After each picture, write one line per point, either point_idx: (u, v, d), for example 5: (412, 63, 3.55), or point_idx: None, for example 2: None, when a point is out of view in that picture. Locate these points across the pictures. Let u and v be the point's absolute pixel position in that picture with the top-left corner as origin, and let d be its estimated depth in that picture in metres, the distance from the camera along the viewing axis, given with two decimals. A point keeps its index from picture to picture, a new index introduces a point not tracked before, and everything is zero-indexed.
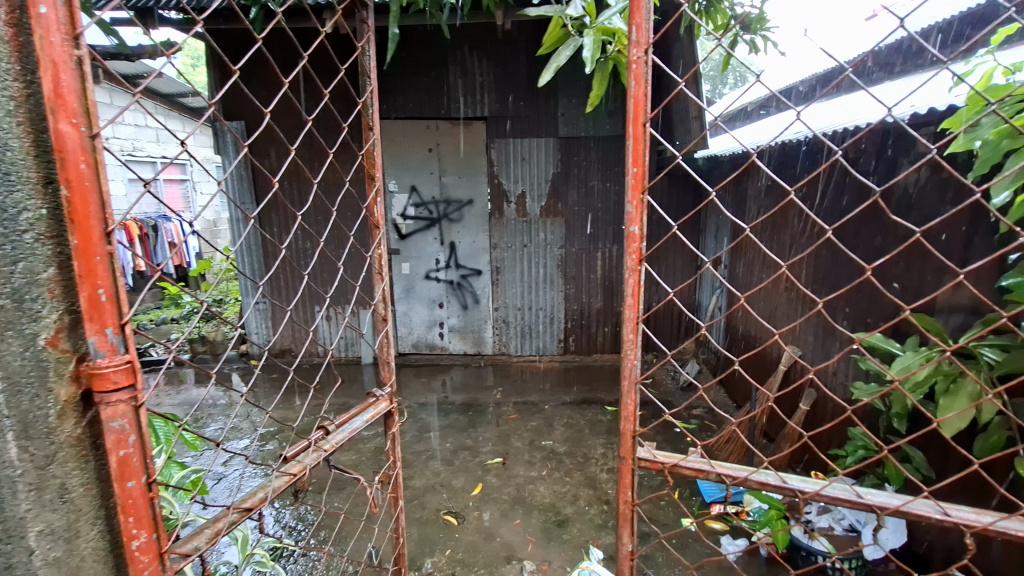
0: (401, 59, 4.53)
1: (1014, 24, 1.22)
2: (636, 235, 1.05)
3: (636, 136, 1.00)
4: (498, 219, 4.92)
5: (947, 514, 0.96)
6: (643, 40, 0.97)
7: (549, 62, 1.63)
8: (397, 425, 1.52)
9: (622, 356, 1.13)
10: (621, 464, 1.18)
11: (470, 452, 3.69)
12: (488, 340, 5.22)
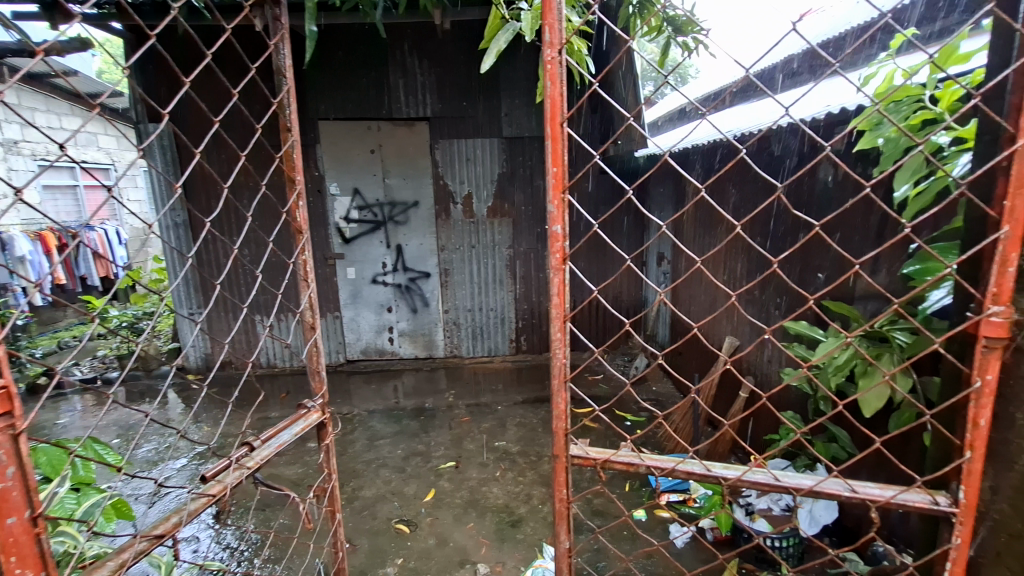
0: (338, 58, 4.41)
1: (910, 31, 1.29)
2: (559, 234, 1.05)
3: (554, 136, 1.01)
4: (444, 221, 4.88)
5: (855, 491, 1.01)
6: (556, 40, 0.97)
7: (489, 48, 1.56)
8: (331, 436, 1.47)
9: (551, 355, 1.13)
10: (555, 462, 1.18)
11: (423, 457, 3.63)
12: (440, 344, 5.13)
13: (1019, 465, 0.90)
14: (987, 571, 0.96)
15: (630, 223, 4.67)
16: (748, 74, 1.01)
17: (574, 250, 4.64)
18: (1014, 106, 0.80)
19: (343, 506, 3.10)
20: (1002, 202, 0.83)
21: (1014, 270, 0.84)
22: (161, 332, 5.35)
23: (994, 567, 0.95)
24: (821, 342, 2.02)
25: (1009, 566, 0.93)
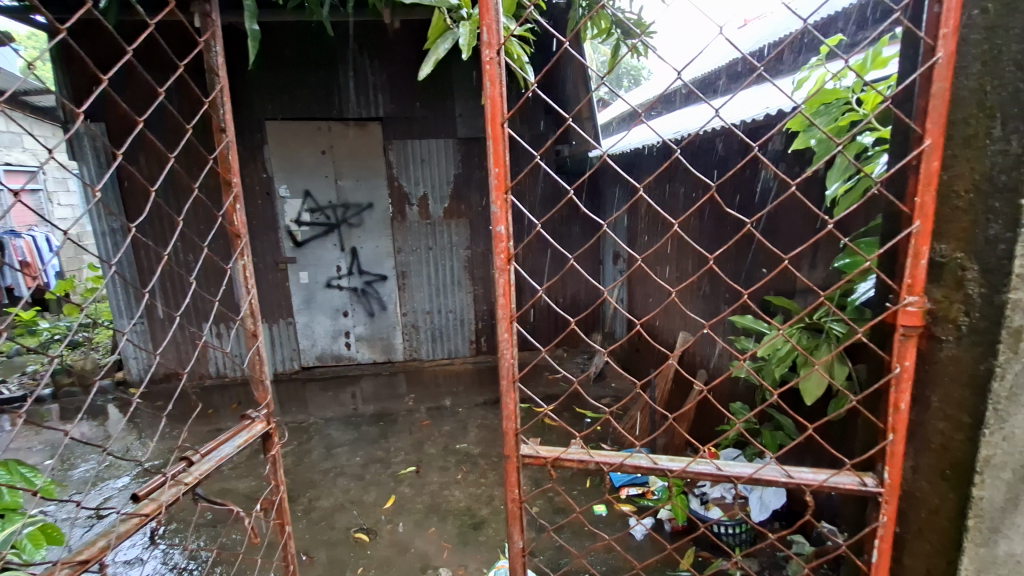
0: (284, 57, 4.27)
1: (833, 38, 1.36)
2: (502, 235, 1.05)
3: (494, 136, 1.01)
4: (400, 223, 4.82)
5: (791, 476, 1.05)
6: (494, 40, 0.97)
7: (430, 55, 1.55)
8: (277, 446, 1.42)
9: (498, 356, 1.12)
10: (506, 463, 1.18)
11: (382, 464, 3.56)
12: (398, 347, 5.07)
13: (935, 445, 0.95)
14: (911, 546, 1.02)
15: (585, 222, 4.77)
16: (681, 77, 1.03)
17: (519, 250, 4.71)
18: (921, 108, 0.85)
19: (299, 517, 3.01)
20: (913, 198, 0.88)
21: (926, 262, 0.89)
22: (100, 344, 5.05)
23: (916, 542, 1.01)
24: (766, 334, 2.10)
25: (929, 540, 0.99)
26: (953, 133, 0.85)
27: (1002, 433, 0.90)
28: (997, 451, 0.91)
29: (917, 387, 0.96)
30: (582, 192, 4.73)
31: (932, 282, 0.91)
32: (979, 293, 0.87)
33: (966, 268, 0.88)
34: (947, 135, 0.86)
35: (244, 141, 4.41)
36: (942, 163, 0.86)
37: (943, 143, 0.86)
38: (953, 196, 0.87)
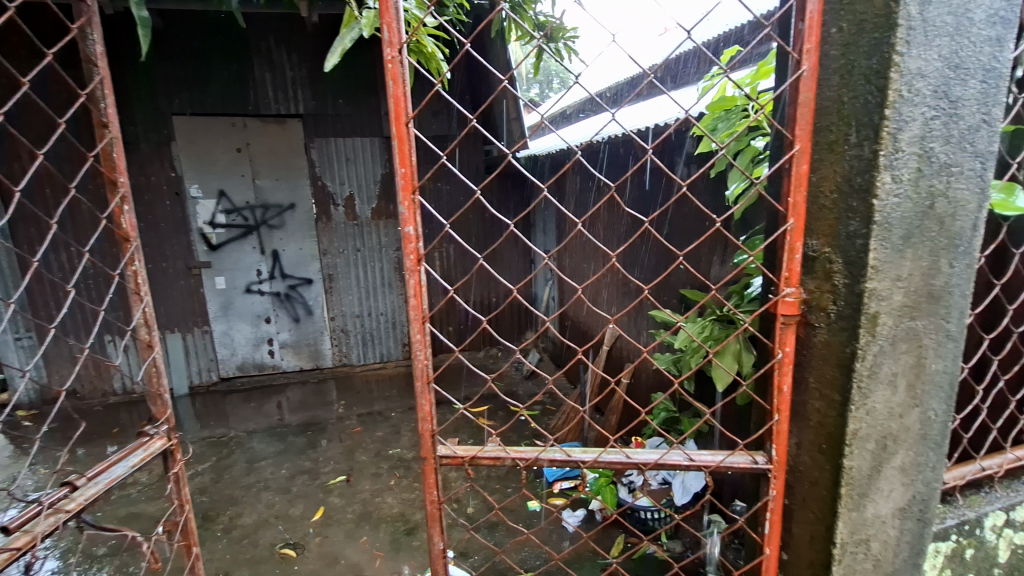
0: (192, 48, 4.01)
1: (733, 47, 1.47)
2: (411, 235, 1.04)
3: (399, 136, 1.00)
4: (325, 224, 4.65)
5: (692, 459, 1.12)
6: (395, 40, 0.96)
7: (336, 44, 1.48)
8: (181, 463, 1.33)
9: (412, 357, 1.11)
10: (423, 465, 1.17)
11: (310, 475, 3.42)
12: (327, 353, 4.89)
13: (813, 421, 1.05)
14: (798, 515, 1.11)
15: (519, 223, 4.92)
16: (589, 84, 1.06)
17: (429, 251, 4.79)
18: (790, 116, 0.94)
19: (218, 537, 2.83)
20: (787, 198, 0.96)
21: (800, 256, 0.99)
22: None
23: (801, 511, 1.11)
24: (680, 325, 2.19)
25: (812, 508, 1.08)
26: (817, 138, 0.94)
27: (866, 408, 1.00)
28: (863, 424, 1.01)
29: (797, 369, 1.06)
30: (488, 193, 4.71)
31: (806, 275, 1.01)
32: (843, 283, 0.96)
33: (832, 261, 0.97)
34: (813, 140, 0.95)
35: (148, 136, 4.08)
36: (809, 166, 0.95)
37: (810, 148, 0.94)
38: (820, 197, 0.96)
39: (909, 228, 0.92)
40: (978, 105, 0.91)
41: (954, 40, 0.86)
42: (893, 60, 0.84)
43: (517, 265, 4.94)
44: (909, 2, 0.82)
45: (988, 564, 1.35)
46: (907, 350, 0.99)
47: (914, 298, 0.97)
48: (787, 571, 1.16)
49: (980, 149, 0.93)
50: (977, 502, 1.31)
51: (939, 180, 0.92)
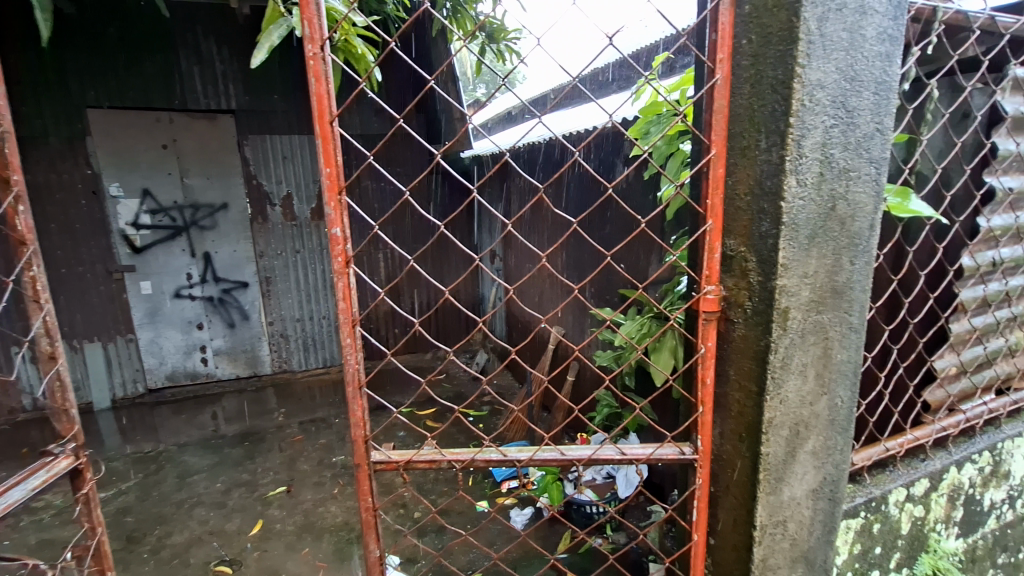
0: (110, 37, 3.74)
1: (662, 56, 1.46)
2: (339, 237, 1.01)
3: (323, 134, 0.97)
4: (261, 224, 4.46)
5: (623, 453, 1.16)
6: (317, 35, 0.93)
7: (262, 40, 1.42)
8: (90, 483, 1.23)
9: (343, 362, 1.08)
10: (357, 472, 1.14)
11: (247, 488, 3.26)
12: (265, 360, 4.69)
13: (734, 411, 1.11)
14: (723, 501, 1.17)
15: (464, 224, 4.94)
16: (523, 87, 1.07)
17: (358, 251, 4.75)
18: (707, 122, 0.99)
19: (145, 560, 2.65)
20: (706, 199, 1.01)
21: (719, 255, 1.04)
22: None
23: (725, 497, 1.17)
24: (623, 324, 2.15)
25: (734, 494, 1.14)
26: (732, 143, 1.00)
27: (780, 397, 1.06)
28: (778, 412, 1.07)
29: (719, 363, 1.11)
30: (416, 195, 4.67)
31: (724, 272, 1.06)
32: (757, 280, 1.02)
33: (748, 260, 1.02)
34: (728, 145, 1.00)
35: (59, 130, 3.77)
36: (726, 169, 1.00)
37: (724, 153, 1.00)
38: (736, 198, 1.01)
39: (814, 229, 0.99)
40: (872, 115, 0.99)
41: (849, 54, 0.93)
42: (795, 72, 0.90)
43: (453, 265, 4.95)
44: (809, 18, 0.88)
45: (892, 536, 1.47)
46: (814, 342, 1.07)
47: (820, 293, 1.04)
48: (713, 555, 1.22)
49: (874, 156, 1.02)
50: (882, 480, 1.43)
51: (839, 184, 0.99)
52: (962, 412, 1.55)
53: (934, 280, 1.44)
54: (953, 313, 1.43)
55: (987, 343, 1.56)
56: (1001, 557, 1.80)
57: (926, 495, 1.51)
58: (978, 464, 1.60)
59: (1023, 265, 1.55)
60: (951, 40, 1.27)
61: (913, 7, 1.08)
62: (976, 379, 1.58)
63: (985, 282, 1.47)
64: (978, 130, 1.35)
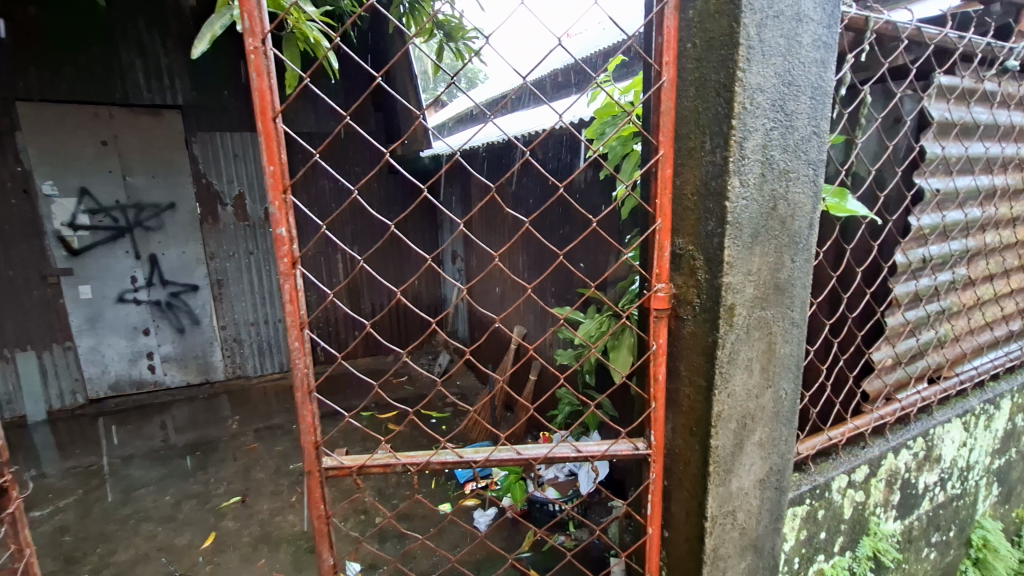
0: (40, 24, 3.50)
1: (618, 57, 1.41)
2: (284, 237, 0.98)
3: (266, 131, 0.94)
4: (212, 224, 4.29)
5: (579, 450, 1.17)
6: (257, 29, 0.90)
7: (205, 29, 1.28)
8: (18, 502, 1.15)
9: (290, 367, 1.05)
10: (308, 479, 1.11)
11: (199, 500, 3.12)
12: (218, 366, 4.51)
13: (685, 406, 1.13)
14: (676, 495, 1.20)
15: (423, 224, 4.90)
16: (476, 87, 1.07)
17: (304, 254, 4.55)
18: (655, 123, 1.01)
19: None
20: (654, 199, 1.03)
21: (668, 254, 1.06)
22: None
23: (678, 491, 1.19)
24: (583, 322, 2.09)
25: (687, 487, 1.17)
26: (679, 144, 1.02)
27: (727, 391, 1.09)
28: (726, 406, 1.10)
29: (670, 360, 1.14)
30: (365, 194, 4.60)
31: (674, 271, 1.08)
32: (704, 278, 1.04)
33: (695, 258, 1.05)
34: (676, 146, 1.03)
35: None
36: (673, 169, 1.03)
37: (672, 154, 1.02)
38: (684, 199, 1.04)
39: (756, 228, 1.03)
40: (809, 118, 1.03)
41: (786, 59, 0.97)
42: (736, 76, 0.92)
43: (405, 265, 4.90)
44: (748, 24, 0.91)
45: (835, 521, 1.54)
46: (759, 337, 1.10)
47: (763, 291, 1.08)
48: (668, 548, 1.24)
49: (811, 158, 1.06)
50: (826, 468, 1.50)
51: (779, 185, 1.03)
52: (898, 401, 1.64)
53: (870, 276, 1.51)
54: (888, 307, 1.51)
55: (919, 335, 1.66)
56: (935, 536, 1.92)
57: (866, 481, 1.59)
58: (913, 449, 1.70)
59: (950, 261, 1.65)
60: (883, 48, 1.33)
61: (846, 17, 1.13)
62: (909, 369, 1.67)
63: (916, 278, 1.56)
64: (908, 134, 1.42)
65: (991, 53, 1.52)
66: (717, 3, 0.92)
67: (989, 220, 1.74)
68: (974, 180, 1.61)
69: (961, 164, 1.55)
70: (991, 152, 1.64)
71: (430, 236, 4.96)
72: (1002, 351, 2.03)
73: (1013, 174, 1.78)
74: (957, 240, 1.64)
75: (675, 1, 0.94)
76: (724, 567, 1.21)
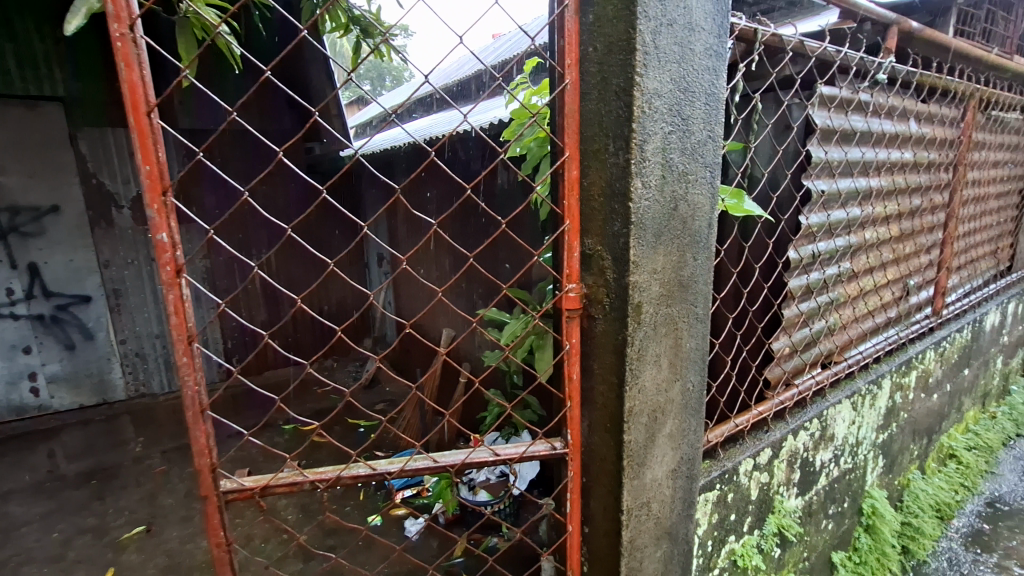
0: None
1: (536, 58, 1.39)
2: (166, 244, 0.89)
3: (139, 127, 0.85)
4: (105, 229, 3.90)
5: (497, 454, 1.17)
6: (124, 13, 0.81)
7: (77, 1, 1.04)
8: None
9: (179, 385, 0.96)
10: (205, 506, 1.02)
11: (95, 533, 2.82)
12: (118, 384, 4.11)
13: (599, 404, 1.15)
14: (596, 491, 1.21)
15: (327, 225, 4.71)
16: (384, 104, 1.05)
17: (204, 261, 4.30)
18: (560, 126, 1.03)
19: None
20: (563, 200, 1.05)
21: (577, 255, 1.08)
22: None
23: (596, 487, 1.21)
24: (508, 324, 2.07)
25: (604, 482, 1.19)
26: (585, 146, 1.04)
27: (638, 387, 1.12)
28: (637, 402, 1.13)
29: (584, 359, 1.15)
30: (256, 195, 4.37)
31: (585, 271, 1.10)
32: (612, 277, 1.06)
33: (604, 258, 1.07)
34: (582, 148, 1.04)
35: None
36: (580, 171, 1.05)
37: (578, 156, 1.04)
38: (591, 200, 1.05)
39: (659, 228, 1.06)
40: (704, 124, 1.08)
41: (680, 66, 1.01)
42: (634, 81, 0.95)
43: (303, 271, 4.69)
44: (644, 31, 0.93)
45: (744, 502, 1.64)
46: (665, 334, 1.15)
47: (668, 288, 1.12)
48: (588, 543, 1.26)
49: (708, 161, 1.11)
50: (733, 453, 1.59)
51: (679, 185, 1.07)
52: (795, 386, 1.76)
53: (767, 271, 1.62)
54: (784, 299, 1.61)
55: (812, 324, 1.80)
56: (831, 508, 2.09)
57: (770, 463, 1.70)
58: (809, 430, 1.84)
59: (836, 255, 1.81)
60: (771, 59, 1.44)
61: (737, 28, 1.20)
62: (805, 356, 1.81)
63: (808, 272, 1.69)
64: (796, 140, 1.53)
65: (863, 66, 1.67)
66: (614, 10, 0.94)
67: (867, 218, 1.92)
68: (854, 182, 1.78)
69: (842, 168, 1.70)
70: (867, 157, 1.81)
71: (336, 240, 4.77)
72: (883, 336, 2.25)
73: (886, 176, 1.98)
74: (841, 237, 1.80)
75: (575, 5, 0.96)
76: (641, 557, 1.24)
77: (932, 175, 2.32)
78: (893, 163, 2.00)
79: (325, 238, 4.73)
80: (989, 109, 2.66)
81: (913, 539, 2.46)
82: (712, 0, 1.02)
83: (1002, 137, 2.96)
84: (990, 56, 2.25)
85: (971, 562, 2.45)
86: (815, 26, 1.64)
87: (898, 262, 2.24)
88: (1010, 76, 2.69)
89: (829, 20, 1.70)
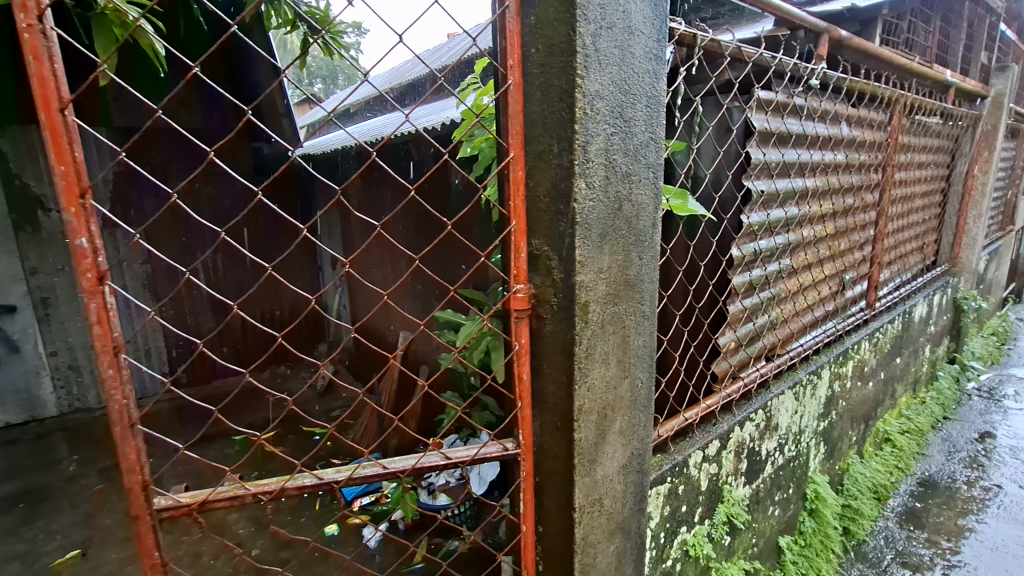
0: None
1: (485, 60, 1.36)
2: (86, 249, 0.84)
3: (51, 125, 0.79)
4: (31, 233, 3.64)
5: (449, 457, 1.16)
6: (32, 4, 0.76)
7: None
8: None
9: (105, 399, 0.90)
10: (136, 526, 0.96)
11: (23, 560, 2.62)
12: (49, 399, 3.86)
13: (549, 403, 1.16)
14: (548, 489, 1.22)
15: (264, 224, 4.55)
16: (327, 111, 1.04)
17: (143, 267, 4.08)
18: (505, 127, 1.03)
19: None
20: (509, 201, 1.05)
21: (525, 256, 1.09)
22: None
23: (548, 486, 1.22)
24: (464, 325, 2.05)
25: (556, 480, 1.20)
26: (529, 147, 1.04)
27: (587, 384, 1.14)
28: (586, 400, 1.14)
29: (534, 359, 1.16)
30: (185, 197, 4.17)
31: (532, 271, 1.11)
32: (560, 277, 1.07)
33: (551, 258, 1.07)
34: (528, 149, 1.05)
35: None
36: (525, 172, 1.06)
37: (523, 157, 1.05)
38: (537, 200, 1.06)
39: (604, 228, 1.08)
40: (646, 125, 1.11)
41: (620, 69, 1.02)
42: (576, 83, 0.96)
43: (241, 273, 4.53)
44: (583, 33, 0.95)
45: (694, 493, 1.69)
46: (613, 332, 1.17)
47: (614, 286, 1.14)
48: (542, 542, 1.27)
49: (651, 162, 1.14)
50: (683, 446, 1.63)
51: (623, 186, 1.09)
52: (741, 379, 1.82)
53: (712, 269, 1.68)
54: (728, 296, 1.68)
55: (756, 319, 1.87)
56: (778, 495, 2.18)
57: (718, 454, 1.75)
58: (754, 421, 1.91)
59: (776, 253, 1.88)
60: (711, 64, 1.49)
61: (676, 34, 1.24)
62: (750, 349, 1.88)
63: (751, 269, 1.76)
64: (736, 142, 1.60)
65: (797, 72, 1.75)
66: (555, 11, 0.95)
67: (804, 217, 2.02)
68: (791, 182, 1.86)
69: (780, 169, 1.78)
70: (803, 159, 1.90)
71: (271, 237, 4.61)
72: (822, 329, 2.37)
73: (820, 176, 2.08)
74: (780, 235, 1.88)
75: (515, 6, 0.97)
76: (594, 553, 1.25)
77: (863, 176, 2.46)
78: (827, 165, 2.11)
79: (263, 243, 4.58)
80: (913, 114, 2.84)
81: (853, 520, 2.59)
82: (650, 5, 1.05)
83: (924, 140, 3.17)
84: (912, 64, 2.41)
85: (905, 539, 2.61)
86: (752, 33, 1.71)
87: (834, 258, 2.37)
88: (930, 83, 2.89)
89: (766, 27, 1.77)
